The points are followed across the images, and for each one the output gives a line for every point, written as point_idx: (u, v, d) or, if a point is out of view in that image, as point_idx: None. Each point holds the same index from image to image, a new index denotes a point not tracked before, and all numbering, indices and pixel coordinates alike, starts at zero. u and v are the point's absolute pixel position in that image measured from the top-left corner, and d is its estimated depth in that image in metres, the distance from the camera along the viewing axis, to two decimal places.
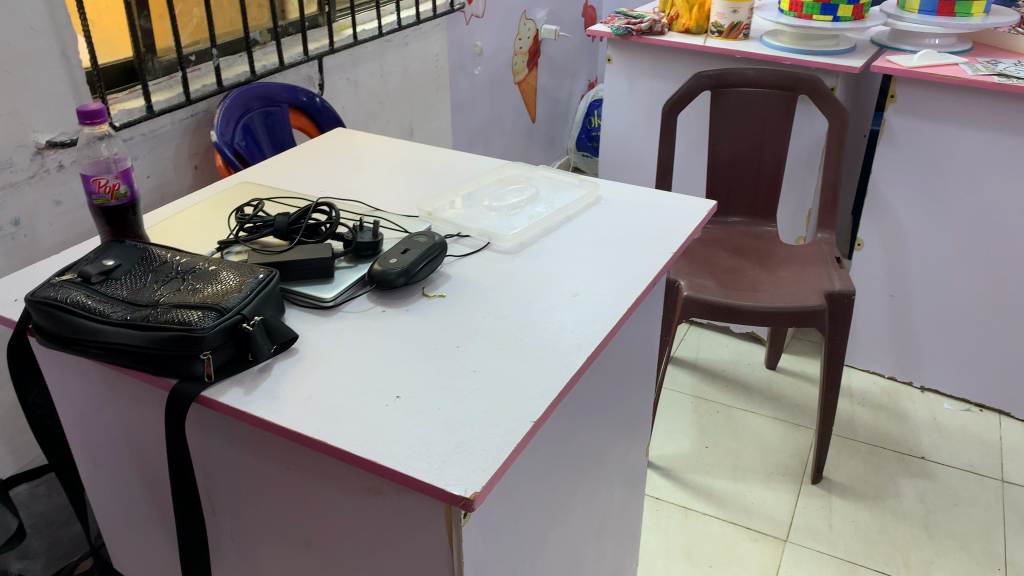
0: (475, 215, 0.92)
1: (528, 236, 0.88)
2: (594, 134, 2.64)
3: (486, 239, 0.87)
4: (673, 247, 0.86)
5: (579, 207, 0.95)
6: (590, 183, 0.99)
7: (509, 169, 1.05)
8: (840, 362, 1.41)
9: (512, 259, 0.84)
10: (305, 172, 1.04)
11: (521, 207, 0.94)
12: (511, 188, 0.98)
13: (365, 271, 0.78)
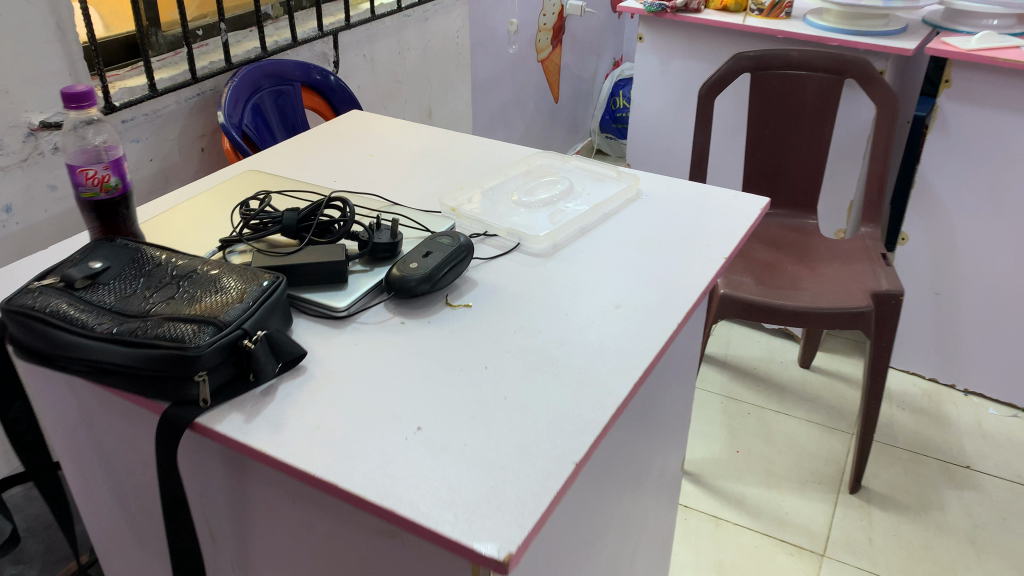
0: (503, 210, 0.83)
1: (562, 235, 0.80)
2: (619, 117, 2.55)
3: (516, 240, 0.79)
4: (723, 252, 0.77)
5: (618, 204, 0.86)
6: (630, 177, 0.91)
7: (540, 159, 0.96)
8: (885, 367, 1.32)
9: (545, 263, 0.76)
10: (317, 159, 0.96)
11: (554, 201, 0.86)
12: (542, 180, 0.90)
13: (383, 276, 0.70)
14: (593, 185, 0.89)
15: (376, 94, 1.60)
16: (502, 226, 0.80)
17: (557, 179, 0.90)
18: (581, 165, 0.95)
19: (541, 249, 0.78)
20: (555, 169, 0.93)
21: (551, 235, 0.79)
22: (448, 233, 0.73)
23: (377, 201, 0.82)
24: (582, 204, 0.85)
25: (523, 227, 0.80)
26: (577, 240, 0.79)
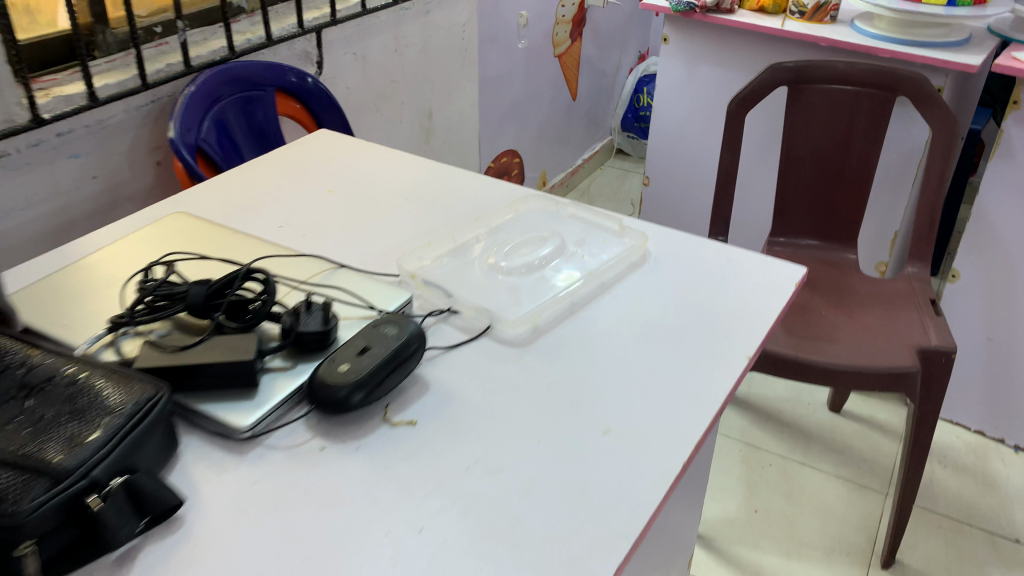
0: (477, 277, 0.68)
1: (546, 316, 0.64)
2: (642, 116, 2.38)
3: (487, 321, 0.63)
4: (747, 348, 0.61)
5: (620, 270, 0.71)
6: (638, 232, 0.75)
7: (533, 202, 0.80)
8: (929, 433, 1.15)
9: (518, 357, 0.60)
10: (265, 194, 0.80)
11: (541, 265, 0.70)
12: (530, 234, 0.74)
13: (305, 378, 0.55)
14: (592, 242, 0.73)
15: (371, 96, 1.45)
16: (471, 301, 0.65)
17: (548, 233, 0.74)
18: (581, 213, 0.79)
19: (517, 334, 0.62)
20: (549, 217, 0.77)
21: (531, 316, 0.63)
22: (395, 317, 0.58)
23: (319, 264, 0.67)
24: (575, 270, 0.69)
25: (498, 304, 0.64)
26: (564, 324, 0.64)
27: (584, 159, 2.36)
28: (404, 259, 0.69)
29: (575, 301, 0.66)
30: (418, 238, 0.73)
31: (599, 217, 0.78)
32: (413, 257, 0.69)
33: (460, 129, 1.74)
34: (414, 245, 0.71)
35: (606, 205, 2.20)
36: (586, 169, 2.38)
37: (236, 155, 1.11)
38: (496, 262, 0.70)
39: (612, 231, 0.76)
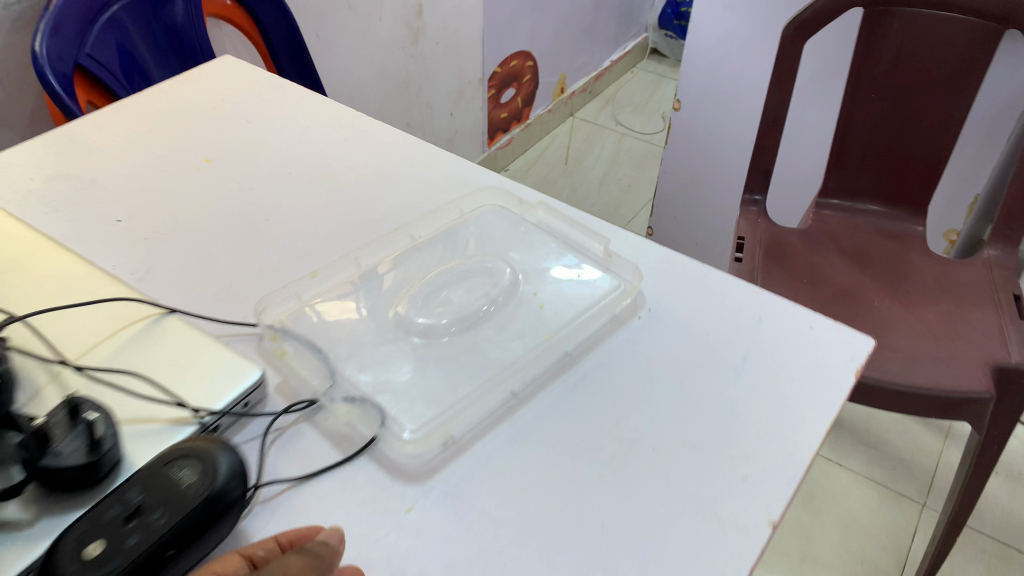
0: (377, 339, 0.45)
1: (469, 415, 0.42)
2: (682, 12, 2.06)
3: (375, 428, 0.41)
4: (773, 502, 0.39)
5: (596, 329, 0.48)
6: (631, 266, 0.52)
7: (490, 205, 0.57)
8: (991, 464, 0.92)
9: (407, 504, 0.38)
10: (119, 171, 0.57)
11: (479, 318, 0.47)
12: (474, 261, 0.51)
13: (45, 549, 0.33)
14: (561, 279, 0.51)
15: None
16: (356, 389, 0.42)
17: (501, 259, 0.52)
18: (555, 225, 0.56)
19: (416, 456, 0.40)
20: (508, 231, 0.54)
21: (444, 423, 0.41)
22: (204, 444, 0.36)
23: (134, 316, 0.44)
24: (529, 330, 0.47)
25: (397, 394, 0.42)
26: (497, 432, 0.42)
27: (612, 60, 2.05)
28: (274, 308, 0.47)
29: (519, 385, 0.44)
30: (300, 268, 0.50)
31: (580, 234, 0.55)
32: (292, 309, 0.47)
33: (461, 28, 1.44)
34: (300, 280, 0.49)
35: (631, 118, 1.92)
36: (613, 72, 2.07)
37: (141, 76, 0.86)
38: (411, 312, 0.47)
39: (595, 260, 0.53)
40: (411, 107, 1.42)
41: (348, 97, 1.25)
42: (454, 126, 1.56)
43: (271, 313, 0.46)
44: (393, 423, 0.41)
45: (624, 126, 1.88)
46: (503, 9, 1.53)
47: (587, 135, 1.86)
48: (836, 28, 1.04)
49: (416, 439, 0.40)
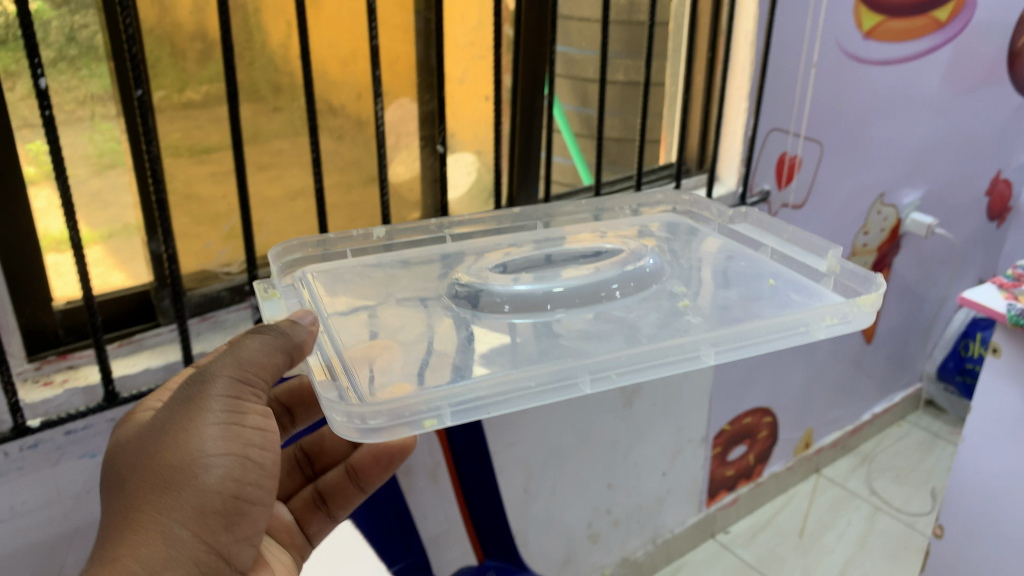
0: (410, 338, 0.63)
1: (464, 408, 0.53)
2: (968, 368, 1.78)
3: (347, 387, 0.54)
4: None
5: (659, 358, 0.59)
6: (861, 270, 0.70)
7: (692, 223, 0.89)
8: None
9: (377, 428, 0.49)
10: None
11: (578, 300, 0.70)
12: (642, 268, 0.74)
13: None
14: (744, 290, 0.72)
15: None
16: (342, 365, 0.57)
17: (652, 271, 0.74)
18: (605, 311, 0.68)
19: (382, 448, 0.79)
20: (711, 258, 0.79)
21: (415, 415, 0.51)
22: None
23: None
24: (629, 339, 0.63)
25: (386, 384, 0.55)
26: None
27: (874, 411, 1.80)
28: (285, 249, 0.72)
29: (586, 379, 0.56)
30: (359, 308, 0.67)
31: (812, 244, 0.75)
32: (299, 262, 0.73)
33: (686, 391, 1.33)
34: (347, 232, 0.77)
35: (891, 489, 1.64)
36: (875, 425, 1.81)
37: None
38: (432, 344, 0.62)
39: (817, 276, 0.73)
40: (616, 467, 1.29)
41: (543, 460, 1.18)
42: (665, 486, 1.39)
43: (286, 259, 0.72)
44: (352, 390, 0.54)
45: (881, 498, 1.61)
46: (741, 367, 1.41)
47: (832, 501, 1.61)
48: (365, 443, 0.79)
49: (379, 424, 0.50)
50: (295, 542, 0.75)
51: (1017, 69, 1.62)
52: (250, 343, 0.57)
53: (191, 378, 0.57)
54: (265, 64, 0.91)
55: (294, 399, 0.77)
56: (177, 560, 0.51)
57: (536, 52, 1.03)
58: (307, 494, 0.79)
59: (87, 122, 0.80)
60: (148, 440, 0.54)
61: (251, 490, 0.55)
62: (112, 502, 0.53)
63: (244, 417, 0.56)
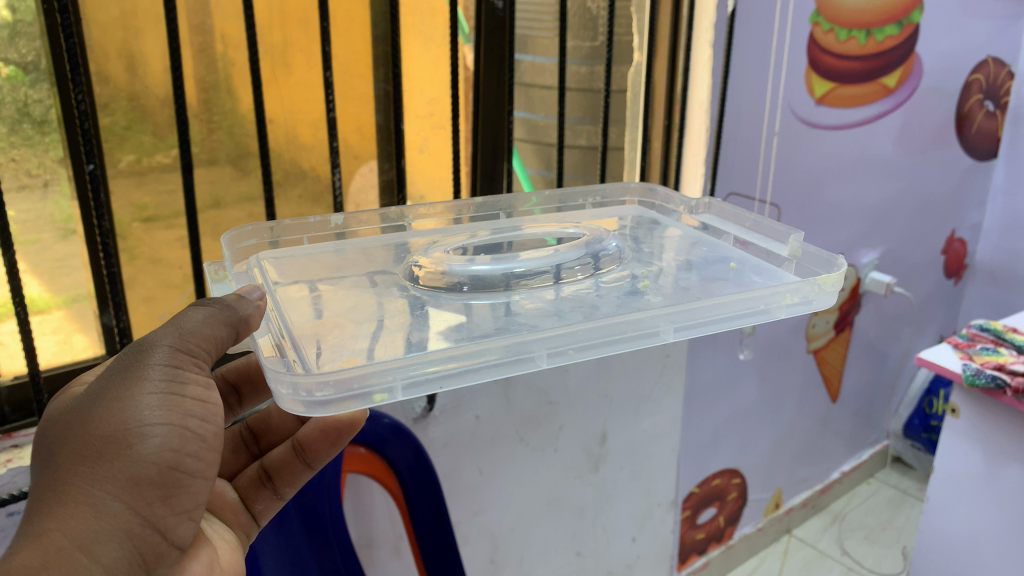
0: (363, 312, 0.58)
1: (420, 380, 0.49)
2: (933, 424, 1.79)
3: (293, 359, 0.49)
4: None
5: (624, 332, 0.55)
6: (824, 253, 0.65)
7: (653, 217, 0.85)
8: None
9: (320, 399, 0.45)
10: None
11: (539, 277, 0.65)
12: (601, 251, 0.70)
13: None
14: (704, 273, 0.67)
15: (515, 424, 1.10)
16: (288, 338, 0.52)
17: (614, 254, 0.70)
18: (568, 289, 0.64)
19: (331, 423, 0.71)
20: (676, 243, 0.75)
21: (360, 387, 0.47)
22: None
23: None
24: (590, 312, 0.58)
25: (337, 352, 0.51)
26: None
27: (843, 469, 1.80)
28: (237, 236, 0.69)
29: (544, 354, 0.52)
30: (310, 288, 0.62)
31: (773, 230, 0.71)
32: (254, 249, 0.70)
33: (653, 453, 1.32)
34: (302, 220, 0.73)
35: (862, 549, 1.63)
36: (845, 483, 1.81)
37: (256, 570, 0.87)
38: (386, 316, 0.57)
39: (778, 261, 0.68)
40: (585, 533, 1.27)
41: (510, 528, 1.16)
42: (635, 551, 1.37)
43: (238, 245, 0.69)
44: (298, 360, 0.49)
45: (852, 558, 1.60)
46: (707, 428, 1.41)
47: (805, 562, 1.60)
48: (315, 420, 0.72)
49: (324, 397, 0.45)
50: (239, 522, 0.68)
51: (965, 132, 1.68)
52: (194, 314, 0.51)
53: (130, 344, 0.50)
54: (226, 134, 1.06)
55: (236, 371, 0.72)
56: (106, 536, 0.45)
57: (495, 120, 1.04)
58: (253, 472, 0.72)
59: (45, 189, 0.86)
60: (80, 406, 0.48)
61: (193, 463, 0.49)
62: (40, 473, 0.47)
63: (185, 387, 0.49)
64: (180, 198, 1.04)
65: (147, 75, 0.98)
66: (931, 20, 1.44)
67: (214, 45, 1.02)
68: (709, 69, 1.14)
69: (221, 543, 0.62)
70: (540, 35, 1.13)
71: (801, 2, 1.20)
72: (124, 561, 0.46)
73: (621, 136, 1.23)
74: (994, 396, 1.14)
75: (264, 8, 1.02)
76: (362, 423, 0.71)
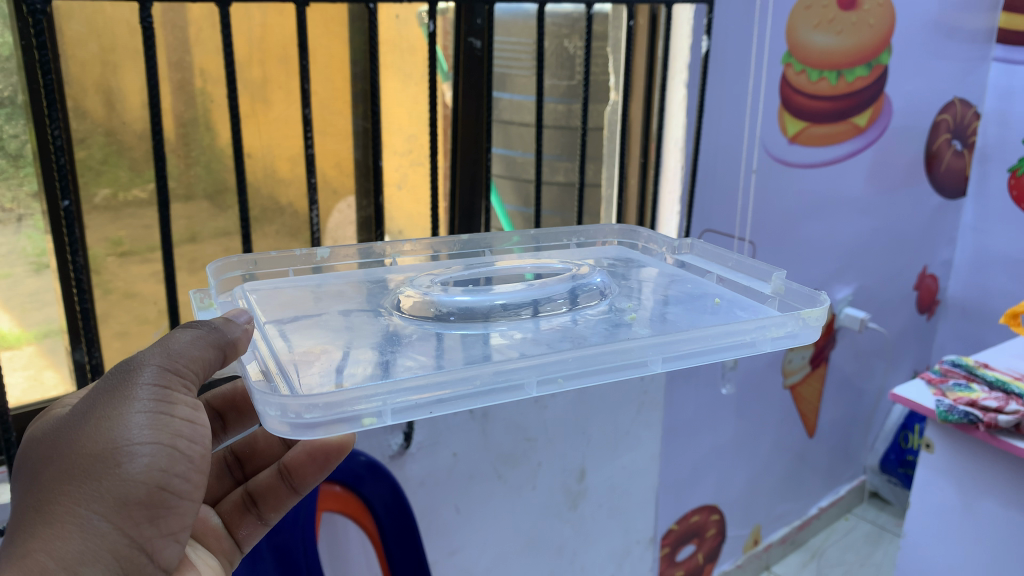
0: (350, 341, 0.58)
1: (407, 407, 0.49)
2: (908, 459, 1.80)
3: (281, 386, 0.49)
4: None
5: (612, 362, 0.55)
6: (806, 289, 0.66)
7: (638, 254, 0.86)
8: None
9: (307, 418, 0.45)
10: None
11: (525, 308, 0.66)
12: (588, 284, 0.70)
13: None
14: (690, 307, 0.67)
15: (492, 461, 1.09)
16: (275, 368, 0.52)
17: (603, 288, 0.71)
18: (553, 320, 0.64)
19: (318, 447, 0.70)
20: (660, 279, 0.76)
21: (346, 408, 0.47)
22: None
23: None
24: (574, 340, 0.59)
25: (325, 379, 0.51)
26: None
27: (821, 505, 1.80)
28: (223, 266, 0.69)
29: (532, 382, 0.53)
30: (296, 318, 0.63)
31: (757, 268, 0.72)
32: (239, 280, 0.71)
33: (632, 490, 1.31)
34: (291, 252, 0.74)
35: None
36: (822, 519, 1.81)
37: None
38: (374, 345, 0.58)
39: (761, 298, 0.69)
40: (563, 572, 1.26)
41: (487, 567, 1.15)
42: None
43: (224, 276, 0.69)
44: (282, 387, 0.49)
45: None
46: (685, 465, 1.41)
47: None
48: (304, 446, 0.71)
49: (309, 419, 0.45)
50: (222, 548, 0.66)
51: (935, 170, 1.71)
52: (182, 336, 0.50)
53: (118, 363, 0.50)
54: (203, 170, 1.06)
55: (221, 397, 0.71)
56: (93, 557, 0.44)
57: (475, 156, 1.05)
58: (237, 497, 0.70)
59: (18, 223, 0.86)
60: (67, 426, 0.47)
61: (183, 484, 0.48)
62: (28, 492, 0.46)
63: (174, 407, 0.48)
64: (155, 232, 1.03)
65: (125, 110, 0.98)
66: (899, 63, 1.48)
67: (193, 81, 1.03)
68: (684, 107, 1.16)
69: (206, 569, 0.61)
70: (518, 73, 1.15)
71: (773, 45, 1.22)
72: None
73: (598, 173, 1.24)
74: (966, 431, 1.15)
75: (244, 44, 1.04)
76: (350, 448, 0.70)
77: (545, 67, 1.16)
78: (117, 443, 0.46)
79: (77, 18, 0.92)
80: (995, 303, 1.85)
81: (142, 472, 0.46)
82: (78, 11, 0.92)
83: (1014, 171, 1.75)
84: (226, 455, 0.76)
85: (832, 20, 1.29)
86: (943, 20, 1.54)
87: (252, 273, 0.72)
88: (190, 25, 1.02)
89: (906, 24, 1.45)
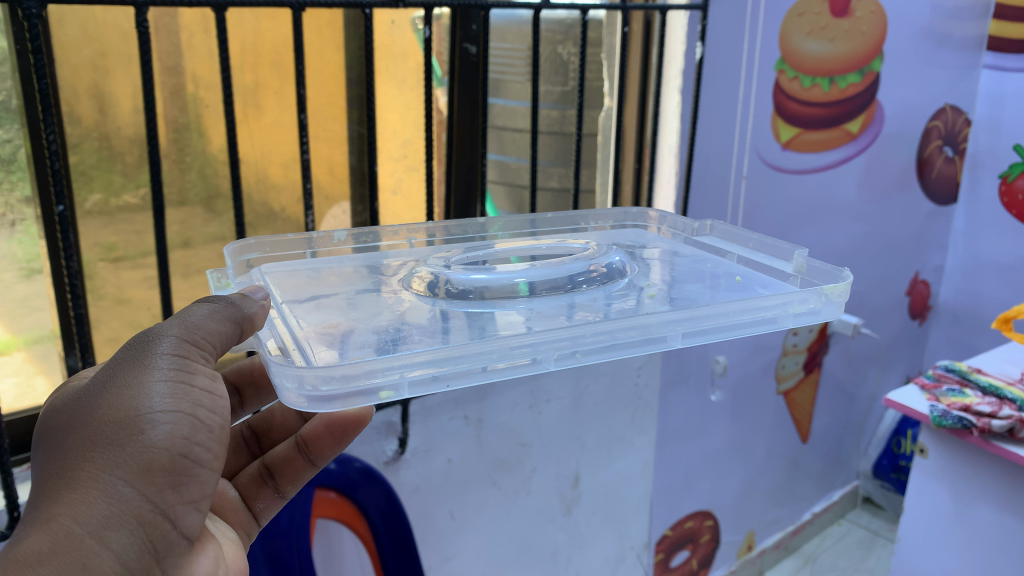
0: (366, 319, 0.58)
1: (422, 381, 0.49)
2: (901, 464, 1.81)
3: (299, 360, 0.49)
4: None
5: (630, 337, 0.55)
6: (828, 266, 0.66)
7: (650, 236, 0.86)
8: None
9: (325, 389, 0.45)
10: None
11: (536, 288, 0.66)
12: (604, 263, 0.71)
13: None
14: (709, 284, 0.67)
15: (487, 468, 1.09)
16: (297, 345, 0.52)
17: (620, 267, 0.71)
18: (567, 298, 0.64)
19: (336, 419, 0.69)
20: (672, 259, 0.76)
21: (362, 380, 0.47)
22: None
23: None
24: (590, 317, 0.59)
25: (343, 354, 0.51)
26: None
27: (815, 511, 1.80)
28: (240, 248, 0.69)
29: (548, 357, 0.53)
30: (310, 296, 0.63)
31: (778, 248, 0.72)
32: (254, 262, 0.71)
33: (625, 496, 1.31)
34: (304, 233, 0.75)
35: None
36: (816, 524, 1.81)
37: None
38: (390, 323, 0.58)
39: (782, 276, 0.69)
40: None
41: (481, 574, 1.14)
42: None
43: (240, 259, 0.69)
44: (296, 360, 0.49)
45: None
46: (678, 471, 1.41)
47: None
48: (318, 420, 0.70)
49: (325, 392, 0.45)
50: (240, 521, 0.66)
51: (926, 176, 1.72)
52: (198, 309, 0.50)
53: (134, 335, 0.49)
54: (197, 175, 1.06)
55: (236, 375, 0.70)
56: (117, 522, 0.44)
57: (469, 163, 1.05)
58: (255, 469, 0.70)
59: (11, 228, 0.86)
60: (87, 395, 0.47)
61: (203, 453, 0.47)
62: (47, 463, 0.45)
63: (193, 377, 0.48)
64: (148, 237, 1.03)
65: (118, 115, 0.98)
66: (891, 70, 1.49)
67: (186, 87, 1.03)
68: (677, 114, 1.16)
69: (226, 540, 0.60)
70: (512, 79, 1.15)
71: (767, 50, 1.23)
72: (134, 549, 0.44)
73: (592, 179, 1.25)
74: (960, 436, 1.16)
75: (238, 50, 1.04)
76: (367, 420, 0.69)
77: (539, 73, 1.16)
78: (139, 411, 0.45)
79: (71, 23, 0.92)
80: (988, 309, 1.86)
81: (164, 437, 0.45)
82: (71, 16, 0.92)
83: (1005, 177, 1.76)
84: (249, 440, 0.75)
85: (825, 27, 1.30)
86: (934, 27, 1.55)
87: (267, 254, 0.72)
88: (182, 30, 1.01)
89: (898, 32, 1.46)
